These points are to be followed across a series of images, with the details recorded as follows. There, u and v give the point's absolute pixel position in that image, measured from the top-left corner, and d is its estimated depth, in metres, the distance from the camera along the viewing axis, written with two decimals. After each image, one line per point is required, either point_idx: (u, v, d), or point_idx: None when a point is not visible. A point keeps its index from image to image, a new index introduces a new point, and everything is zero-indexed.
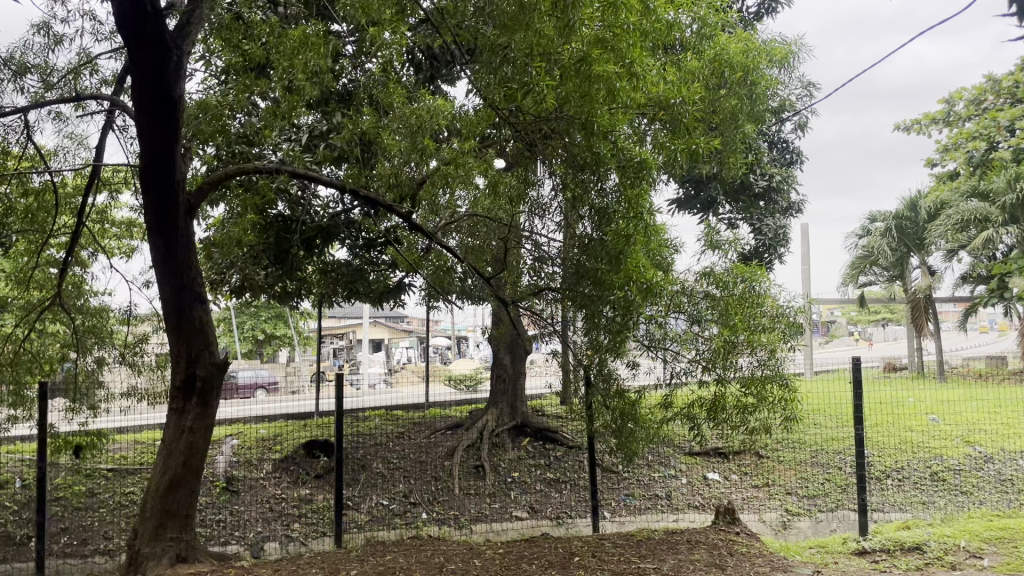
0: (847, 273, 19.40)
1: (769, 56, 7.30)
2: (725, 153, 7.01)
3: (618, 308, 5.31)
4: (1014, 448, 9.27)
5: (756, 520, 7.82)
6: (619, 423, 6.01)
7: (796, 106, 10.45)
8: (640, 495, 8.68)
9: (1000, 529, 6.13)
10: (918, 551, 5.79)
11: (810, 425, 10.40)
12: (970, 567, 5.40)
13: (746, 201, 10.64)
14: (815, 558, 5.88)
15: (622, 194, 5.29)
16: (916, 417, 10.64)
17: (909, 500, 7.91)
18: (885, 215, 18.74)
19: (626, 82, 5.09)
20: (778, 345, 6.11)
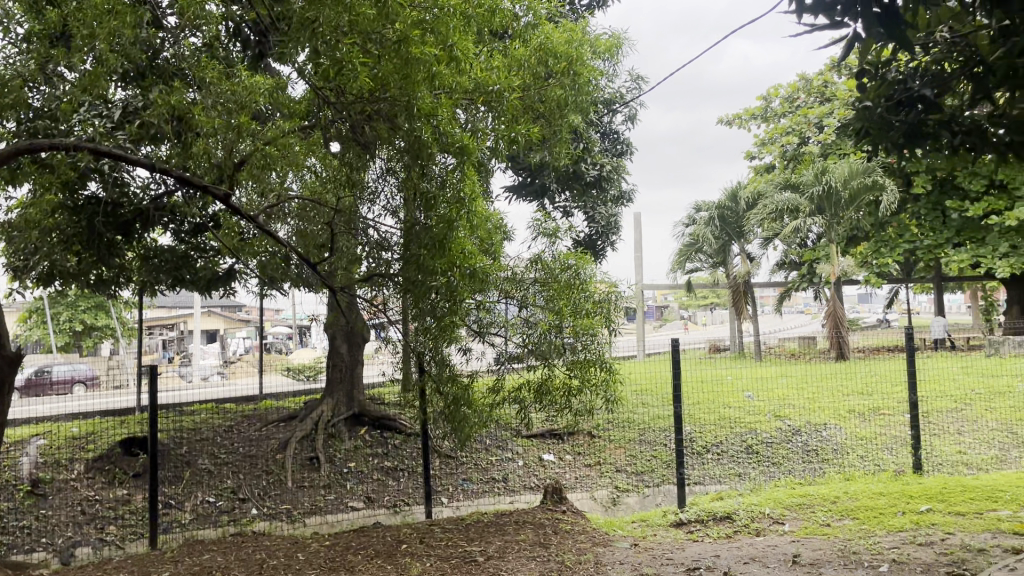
0: (675, 260, 20.28)
1: (595, 48, 7.49)
2: (553, 142, 7.18)
3: (441, 294, 5.32)
4: (818, 420, 10.04)
5: (586, 498, 8.08)
6: (451, 409, 6.04)
7: (625, 98, 10.81)
8: (477, 478, 8.78)
9: (801, 496, 6.58)
10: (727, 520, 6.17)
11: (638, 405, 10.86)
12: (772, 533, 5.77)
13: (579, 189, 10.92)
14: (635, 532, 6.13)
15: (446, 179, 5.30)
16: (734, 394, 11.33)
17: (726, 472, 8.45)
18: (709, 204, 19.74)
19: (445, 65, 5.07)
20: (599, 330, 6.35)
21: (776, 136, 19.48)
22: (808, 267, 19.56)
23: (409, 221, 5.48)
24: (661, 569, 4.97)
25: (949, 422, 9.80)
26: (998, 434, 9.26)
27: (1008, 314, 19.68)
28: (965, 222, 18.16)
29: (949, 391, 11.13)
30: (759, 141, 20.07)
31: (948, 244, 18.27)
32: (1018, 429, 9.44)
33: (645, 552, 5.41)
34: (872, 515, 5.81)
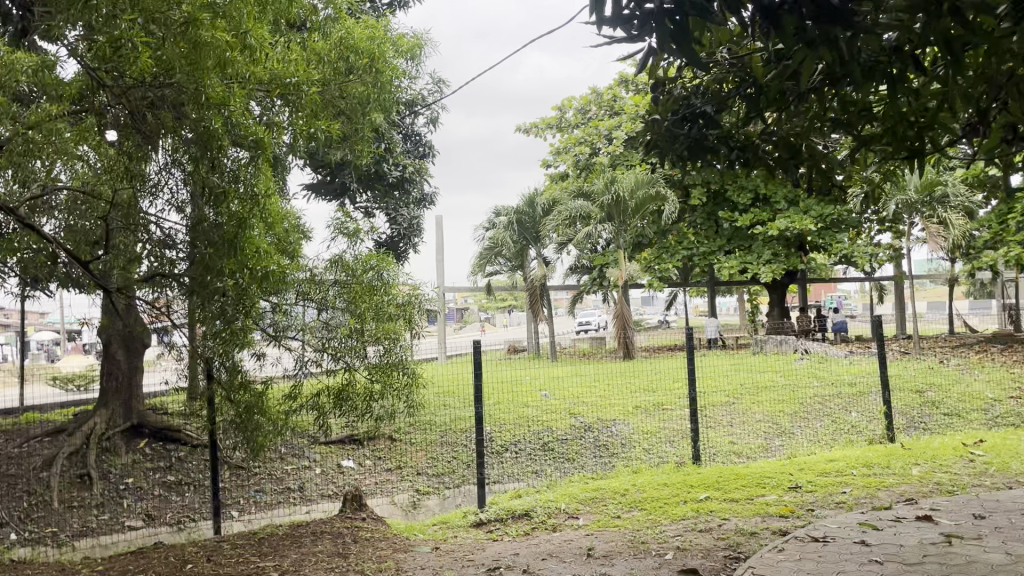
0: (475, 263, 20.58)
1: (397, 47, 7.41)
2: (353, 140, 7.02)
3: (228, 297, 5.06)
4: (608, 417, 10.52)
5: (386, 503, 7.96)
6: (242, 417, 5.55)
7: (427, 100, 10.79)
8: (271, 489, 8.39)
9: (594, 490, 6.86)
10: (526, 517, 6.30)
11: (439, 407, 10.88)
12: (568, 527, 5.94)
13: (379, 190, 10.77)
14: (436, 535, 6.10)
15: (239, 175, 5.02)
16: (531, 393, 11.63)
17: (524, 470, 8.65)
18: (508, 209, 20.16)
19: (238, 53, 4.77)
20: (400, 333, 6.31)
21: (569, 146, 20.35)
22: (598, 271, 20.57)
23: (196, 217, 5.06)
24: (461, 571, 4.96)
25: (723, 415, 10.64)
26: (763, 425, 10.18)
27: (770, 315, 21.76)
28: (735, 232, 20.02)
29: (722, 386, 12.09)
30: (555, 150, 20.85)
31: (720, 252, 19.92)
32: (780, 419, 10.42)
33: (445, 556, 5.38)
34: (658, 505, 6.15)
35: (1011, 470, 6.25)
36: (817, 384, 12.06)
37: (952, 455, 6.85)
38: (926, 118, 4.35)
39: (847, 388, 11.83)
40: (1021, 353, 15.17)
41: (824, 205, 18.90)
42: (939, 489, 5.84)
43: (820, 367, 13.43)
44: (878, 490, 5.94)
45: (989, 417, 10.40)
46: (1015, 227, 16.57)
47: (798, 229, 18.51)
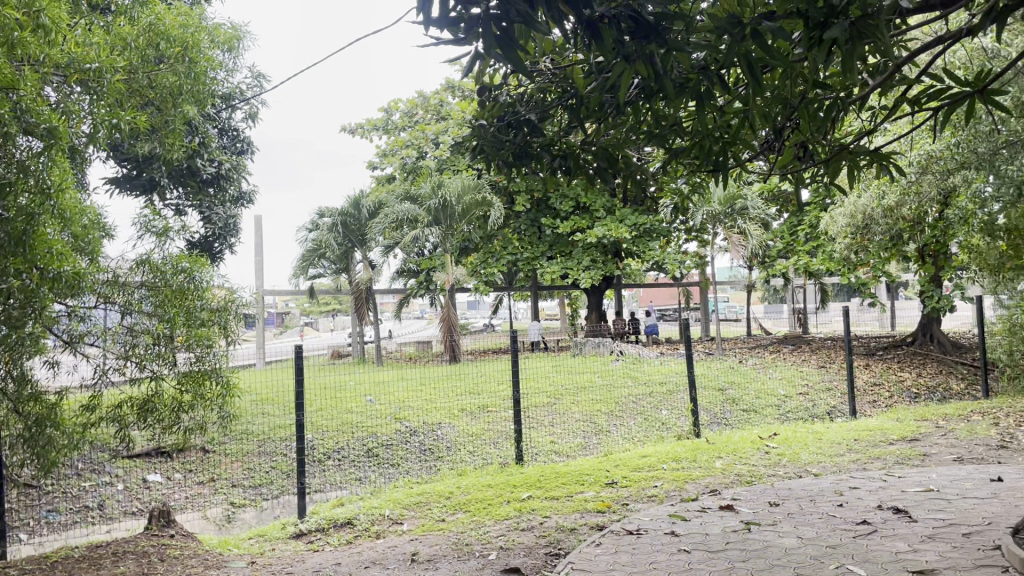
0: (297, 265, 20.01)
1: (213, 37, 7.05)
2: (164, 132, 6.61)
3: (16, 300, 4.53)
4: (433, 420, 10.50)
5: (198, 518, 7.51)
6: (31, 431, 5.08)
7: (246, 94, 10.34)
8: (65, 508, 7.68)
9: (418, 495, 6.81)
10: (348, 526, 6.16)
11: (258, 415, 10.45)
12: (392, 534, 5.86)
13: (193, 187, 10.17)
14: (252, 549, 5.83)
15: (31, 166, 4.56)
16: (355, 399, 11.39)
17: (346, 477, 8.46)
18: (332, 211, 19.68)
19: (30, 32, 4.37)
20: (215, 340, 5.94)
21: (395, 148, 20.23)
22: (424, 275, 20.54)
23: None
24: None
25: (544, 416, 10.91)
26: (582, 424, 10.55)
27: (589, 319, 22.62)
28: (557, 239, 20.72)
29: (543, 387, 12.41)
30: (381, 152, 20.64)
31: (542, 257, 20.52)
32: (597, 418, 10.85)
33: (262, 570, 5.16)
34: (481, 507, 6.20)
35: (801, 460, 6.84)
36: (631, 384, 12.65)
37: (750, 447, 7.41)
38: (729, 134, 4.67)
39: (658, 387, 12.49)
40: (807, 353, 16.70)
41: (639, 214, 19.92)
42: (739, 480, 6.28)
43: (634, 367, 14.09)
44: (687, 482, 6.30)
45: (781, 412, 11.35)
46: (803, 238, 18.21)
47: (614, 237, 19.37)
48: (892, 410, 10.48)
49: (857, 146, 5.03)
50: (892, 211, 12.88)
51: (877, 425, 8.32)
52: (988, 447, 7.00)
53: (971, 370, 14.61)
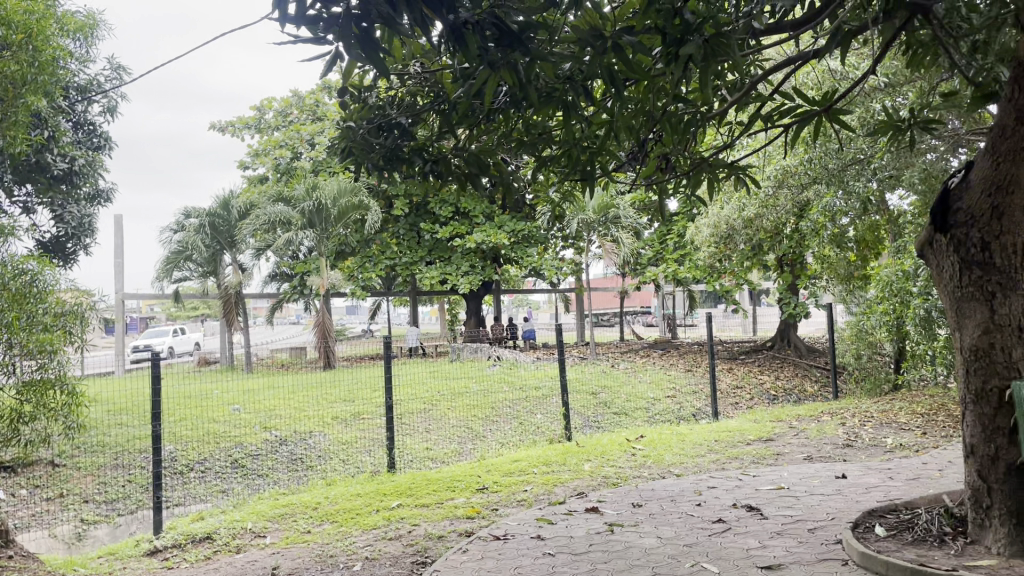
0: (161, 268, 19.02)
1: (63, 25, 6.64)
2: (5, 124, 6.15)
3: None
4: (303, 429, 10.21)
5: (43, 537, 7.01)
6: None
7: (103, 87, 9.80)
8: None
9: (284, 506, 6.59)
10: (207, 541, 5.89)
11: (113, 427, 9.86)
12: (253, 547, 5.64)
13: (42, 183, 9.54)
14: (101, 569, 5.49)
15: None
16: (221, 408, 10.94)
17: (210, 489, 8.10)
18: (199, 211, 18.87)
19: None
20: (55, 346, 5.98)
21: (268, 148, 19.67)
22: (298, 279, 20.00)
23: None
24: None
25: (419, 423, 10.83)
26: (457, 430, 10.53)
27: (467, 324, 22.63)
28: (435, 244, 20.50)
29: (419, 394, 12.31)
30: (252, 151, 20.01)
31: (421, 262, 20.27)
32: (473, 424, 10.85)
33: None
34: (349, 517, 6.06)
35: (665, 461, 7.06)
36: (506, 389, 12.73)
37: (618, 449, 7.59)
38: (596, 145, 4.77)
39: (532, 392, 12.62)
40: (676, 357, 17.30)
41: (516, 221, 20.14)
42: (606, 482, 6.42)
43: (510, 372, 14.18)
44: (555, 486, 6.38)
45: (650, 415, 11.70)
46: (672, 247, 18.92)
47: (492, 243, 19.50)
48: (753, 412, 10.98)
49: (717, 159, 5.24)
50: (751, 222, 13.56)
51: (736, 426, 8.71)
52: (834, 446, 7.45)
53: (824, 373, 15.54)
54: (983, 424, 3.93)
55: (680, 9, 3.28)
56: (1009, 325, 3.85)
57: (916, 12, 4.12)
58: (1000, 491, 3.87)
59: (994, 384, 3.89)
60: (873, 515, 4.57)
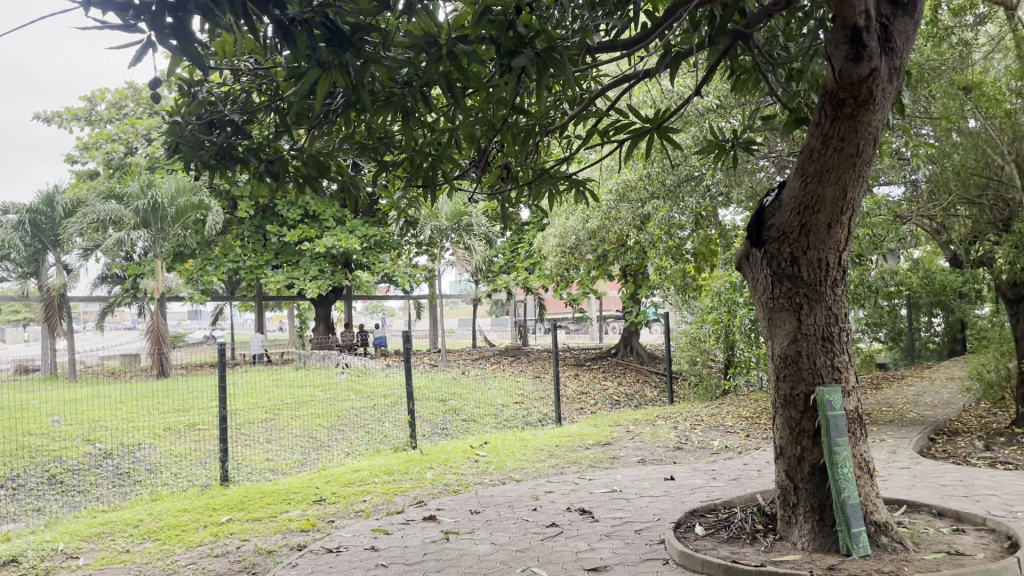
0: None
1: None
2: None
3: None
4: (131, 440, 9.60)
5: None
6: None
7: None
8: None
9: (102, 525, 6.15)
10: (11, 565, 5.40)
11: None
12: (63, 570, 5.21)
13: None
14: None
15: None
16: (37, 420, 10.14)
17: (21, 507, 7.44)
18: (18, 206, 17.41)
19: None
20: None
21: (101, 142, 18.47)
22: (132, 282, 18.87)
23: None
24: None
25: (260, 433, 10.43)
26: (301, 440, 10.23)
27: (316, 331, 22.05)
28: (283, 247, 19.86)
29: (260, 403, 11.86)
30: (82, 144, 18.71)
31: (267, 266, 19.60)
32: (317, 433, 10.57)
33: None
34: (173, 534, 5.73)
35: (506, 467, 7.14)
36: (353, 397, 12.48)
37: (460, 457, 7.60)
38: (437, 151, 4.76)
39: (380, 400, 12.45)
40: (526, 365, 17.57)
41: (368, 225, 19.87)
42: (446, 489, 6.41)
43: (358, 380, 13.90)
44: (395, 495, 6.31)
45: (498, 421, 11.80)
46: (522, 255, 19.27)
47: (343, 247, 19.15)
48: (596, 416, 11.30)
49: (558, 172, 5.33)
50: (595, 233, 14.01)
51: (577, 431, 8.94)
52: (666, 449, 7.80)
53: (663, 378, 16.25)
54: (791, 427, 4.22)
55: (513, 21, 3.34)
56: (813, 335, 4.15)
57: (736, 39, 4.35)
58: (805, 490, 4.16)
59: (800, 390, 4.18)
60: (694, 515, 4.81)
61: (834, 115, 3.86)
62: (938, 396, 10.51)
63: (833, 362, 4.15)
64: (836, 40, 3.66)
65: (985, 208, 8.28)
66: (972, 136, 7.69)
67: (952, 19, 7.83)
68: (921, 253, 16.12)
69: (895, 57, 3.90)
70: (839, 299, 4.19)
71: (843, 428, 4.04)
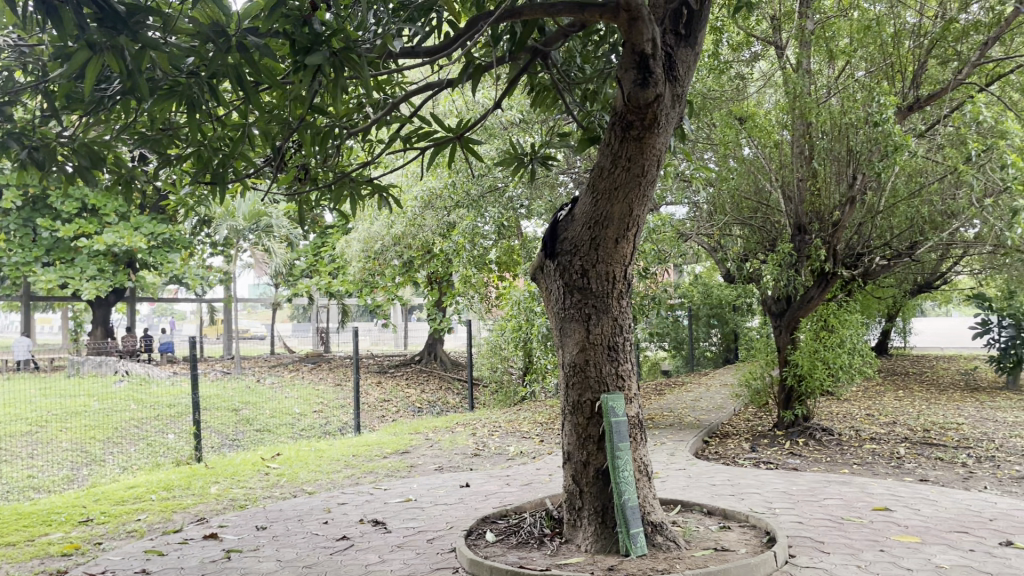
0: None
1: None
2: None
3: None
4: None
5: None
6: None
7: None
8: None
9: None
10: None
11: None
12: None
13: None
14: None
15: None
16: None
17: None
18: None
19: None
20: None
21: None
22: None
23: None
24: None
25: (20, 448, 9.39)
26: (69, 454, 9.31)
27: (93, 336, 20.24)
28: (55, 243, 18.07)
29: (22, 415, 10.68)
30: None
31: (36, 263, 17.74)
32: (89, 447, 9.67)
33: None
34: None
35: (299, 479, 6.88)
36: (133, 407, 11.55)
37: (250, 469, 7.24)
38: (229, 147, 4.50)
39: (165, 410, 11.61)
40: (325, 372, 17.09)
41: (156, 222, 18.53)
42: (233, 505, 6.07)
43: (139, 389, 12.89)
44: (174, 512, 5.89)
45: (293, 431, 11.38)
46: (325, 259, 18.78)
47: (127, 245, 17.74)
48: (395, 424, 11.20)
49: (361, 176, 5.21)
50: (399, 239, 13.90)
51: (375, 440, 8.79)
52: (464, 456, 7.86)
53: (464, 385, 16.42)
54: (578, 433, 4.37)
55: (309, 18, 3.23)
56: (601, 344, 4.33)
57: (537, 55, 4.47)
58: (590, 493, 4.33)
59: (587, 397, 4.35)
60: (486, 522, 4.87)
61: (622, 135, 4.05)
62: (713, 402, 11.37)
63: (618, 370, 4.36)
64: (625, 65, 3.84)
65: (756, 229, 9.23)
66: (745, 163, 8.54)
67: (731, 55, 8.52)
68: (702, 269, 17.40)
69: (677, 85, 4.18)
70: (624, 310, 4.41)
71: (624, 433, 4.25)
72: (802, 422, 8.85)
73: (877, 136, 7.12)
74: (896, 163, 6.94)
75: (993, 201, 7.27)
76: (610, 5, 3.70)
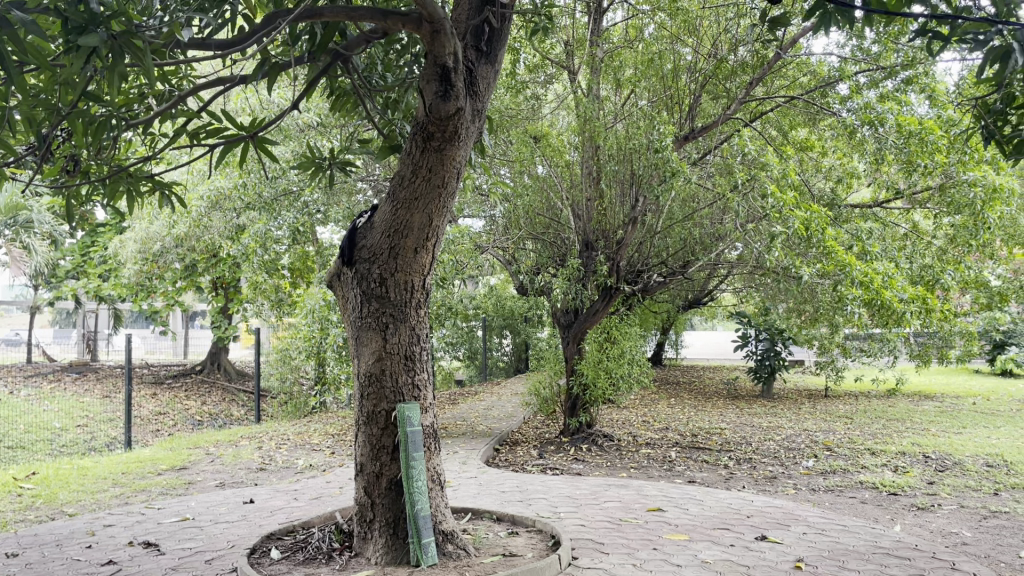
0: None
1: None
2: None
3: None
4: None
5: None
6: None
7: None
8: None
9: None
10: None
11: None
12: None
13: None
14: None
15: None
16: None
17: None
18: None
19: None
20: None
21: None
22: None
23: None
24: None
25: None
26: None
27: None
28: None
29: None
30: None
31: None
32: None
33: None
34: None
35: (59, 500, 6.24)
36: None
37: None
38: None
39: None
40: (92, 383, 15.65)
41: None
42: None
43: None
44: None
45: (53, 447, 10.30)
46: (95, 260, 17.23)
47: None
48: (173, 438, 10.45)
49: (141, 172, 4.82)
50: (181, 240, 13.04)
51: (149, 456, 8.17)
52: (248, 470, 7.50)
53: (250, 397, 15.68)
54: (371, 444, 4.32)
55: None
56: (397, 354, 4.31)
57: (337, 60, 4.38)
58: (382, 504, 4.28)
59: (382, 407, 4.31)
60: (271, 538, 4.68)
61: (423, 146, 4.07)
62: (503, 410, 11.68)
63: (414, 380, 4.36)
64: (426, 77, 3.86)
65: (547, 244, 9.51)
66: (538, 181, 8.80)
67: (528, 76, 8.87)
68: (495, 281, 17.84)
69: (477, 101, 4.25)
70: (420, 320, 4.42)
71: (419, 442, 4.24)
72: (586, 428, 9.29)
73: (657, 162, 7.68)
74: (672, 187, 7.50)
75: (755, 227, 8.06)
76: (412, 15, 3.72)
